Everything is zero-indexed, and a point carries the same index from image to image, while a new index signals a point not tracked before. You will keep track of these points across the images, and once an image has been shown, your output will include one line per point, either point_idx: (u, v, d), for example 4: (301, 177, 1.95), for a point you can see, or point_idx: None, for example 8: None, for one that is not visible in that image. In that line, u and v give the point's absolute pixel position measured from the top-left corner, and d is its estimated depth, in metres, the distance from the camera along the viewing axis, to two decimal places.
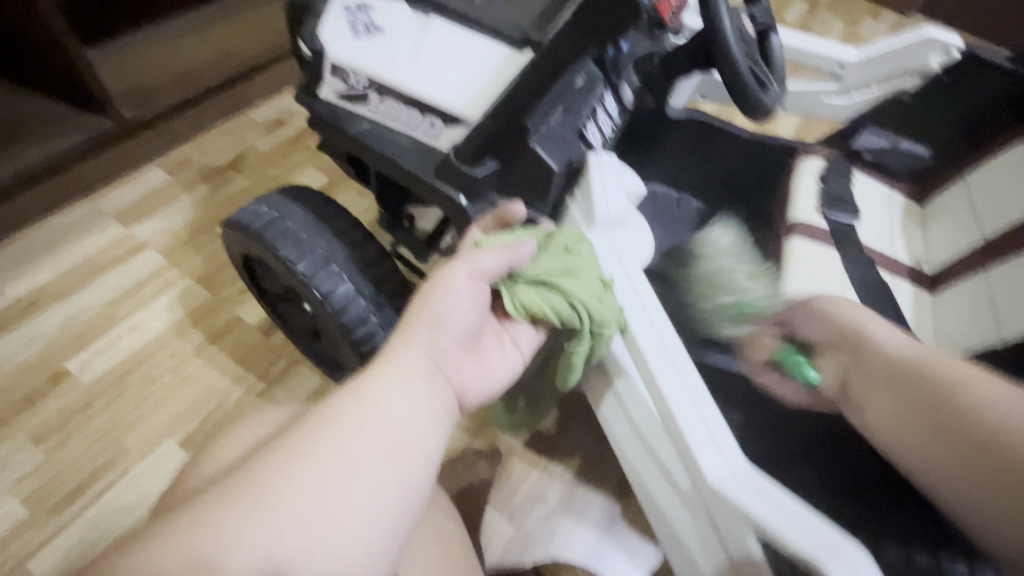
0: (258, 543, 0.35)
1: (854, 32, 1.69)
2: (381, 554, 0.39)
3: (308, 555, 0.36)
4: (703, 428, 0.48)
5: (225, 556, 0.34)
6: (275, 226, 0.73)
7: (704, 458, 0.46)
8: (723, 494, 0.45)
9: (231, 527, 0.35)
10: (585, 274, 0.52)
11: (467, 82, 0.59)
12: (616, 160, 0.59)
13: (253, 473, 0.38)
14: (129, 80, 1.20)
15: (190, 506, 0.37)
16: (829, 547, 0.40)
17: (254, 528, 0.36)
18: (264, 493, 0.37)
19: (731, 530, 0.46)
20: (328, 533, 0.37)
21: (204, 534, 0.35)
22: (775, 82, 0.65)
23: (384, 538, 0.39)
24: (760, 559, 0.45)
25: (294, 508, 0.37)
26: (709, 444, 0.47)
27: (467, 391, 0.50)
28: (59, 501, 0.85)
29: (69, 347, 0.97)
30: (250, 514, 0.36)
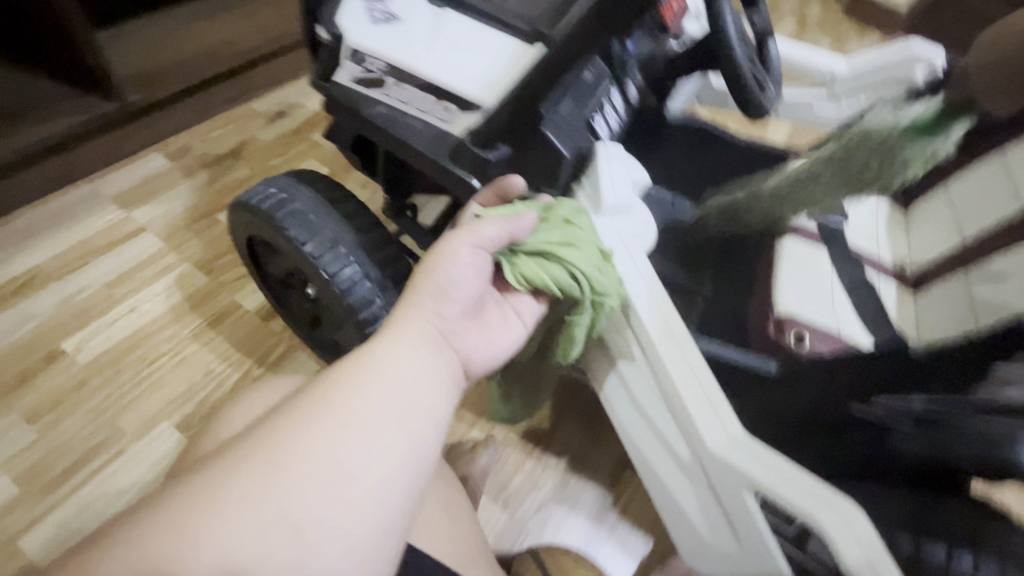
0: (282, 503, 0.36)
1: (841, 50, 1.76)
2: (400, 511, 0.40)
3: (325, 513, 0.37)
4: (707, 405, 0.52)
5: (245, 515, 0.35)
6: (283, 207, 0.74)
7: (708, 432, 0.51)
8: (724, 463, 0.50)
9: (253, 489, 0.36)
10: (583, 243, 0.54)
11: (482, 70, 0.61)
12: (624, 151, 0.62)
13: (265, 436, 0.39)
14: (135, 65, 1.21)
15: (209, 468, 0.38)
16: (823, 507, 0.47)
17: (277, 488, 0.36)
18: (279, 456, 0.37)
19: (732, 494, 0.52)
20: (343, 493, 0.37)
21: (223, 495, 0.36)
22: (771, 84, 0.68)
23: (402, 496, 0.40)
24: (757, 517, 0.52)
25: (309, 470, 0.37)
26: (712, 419, 0.52)
27: (472, 359, 0.51)
28: (52, 480, 0.84)
29: (66, 326, 0.97)
30: (268, 476, 0.37)
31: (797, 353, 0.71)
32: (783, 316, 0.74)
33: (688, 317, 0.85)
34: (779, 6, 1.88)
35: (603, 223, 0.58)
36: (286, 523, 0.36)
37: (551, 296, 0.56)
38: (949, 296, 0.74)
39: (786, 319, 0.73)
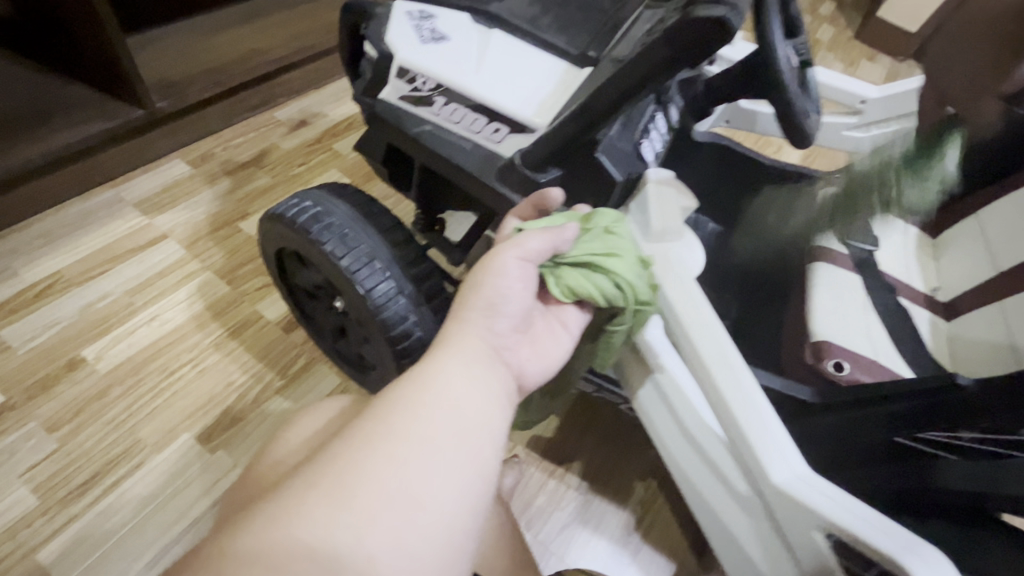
0: (353, 531, 0.34)
1: (853, 71, 1.78)
2: (468, 533, 0.38)
3: (398, 546, 0.34)
4: (768, 435, 0.51)
5: (316, 547, 0.33)
6: (319, 220, 0.74)
7: (773, 466, 0.50)
8: (791, 498, 0.49)
9: (321, 518, 0.33)
10: (626, 253, 0.54)
11: (532, 92, 0.61)
12: (671, 177, 0.63)
13: (329, 463, 0.36)
14: (161, 72, 1.20)
15: (271, 499, 0.35)
16: (902, 548, 0.45)
17: (347, 516, 0.34)
18: (347, 483, 0.35)
19: (797, 529, 0.51)
20: (415, 522, 0.35)
21: (292, 526, 0.33)
22: (814, 112, 0.68)
23: (470, 518, 0.38)
24: (825, 550, 0.50)
25: (379, 496, 0.35)
26: (775, 450, 0.51)
27: (525, 373, 0.51)
28: (72, 491, 0.82)
29: (86, 334, 0.96)
30: (337, 504, 0.34)
31: (836, 381, 0.70)
32: (822, 342, 0.72)
33: None
34: None
35: (649, 242, 0.58)
36: (359, 558, 0.33)
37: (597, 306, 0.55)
38: (985, 327, 0.74)
39: (824, 344, 0.72)
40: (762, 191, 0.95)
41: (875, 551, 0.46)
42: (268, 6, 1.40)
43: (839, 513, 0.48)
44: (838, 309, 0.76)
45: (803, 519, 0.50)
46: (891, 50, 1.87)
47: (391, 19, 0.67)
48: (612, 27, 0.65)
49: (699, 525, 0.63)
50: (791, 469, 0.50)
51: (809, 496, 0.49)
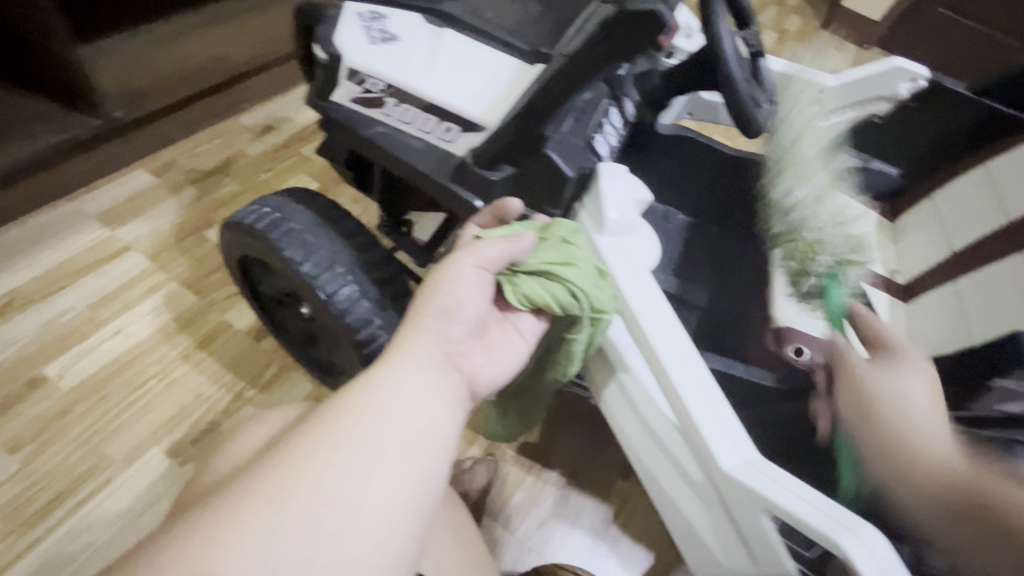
0: (289, 538, 0.33)
1: (820, 61, 1.80)
2: (410, 539, 0.37)
3: (334, 549, 0.34)
4: (716, 423, 0.52)
5: (249, 550, 0.32)
6: (278, 226, 0.73)
7: (722, 452, 0.51)
8: (740, 483, 0.50)
9: (258, 524, 0.33)
10: (581, 262, 0.55)
11: (483, 90, 0.61)
12: (626, 170, 0.62)
13: (272, 469, 0.36)
14: (119, 80, 1.18)
15: (211, 504, 0.35)
16: (844, 529, 0.46)
17: (285, 522, 0.34)
18: (286, 486, 0.35)
19: (745, 513, 0.52)
20: (353, 524, 0.35)
21: (227, 529, 0.33)
22: (766, 103, 0.69)
23: (413, 524, 0.38)
24: (770, 533, 0.51)
25: (317, 499, 0.35)
26: (724, 438, 0.52)
27: (478, 379, 0.50)
28: (36, 512, 0.81)
29: (49, 351, 0.94)
30: (275, 507, 0.34)
31: (798, 366, 0.71)
32: (784, 329, 0.73)
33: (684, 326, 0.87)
34: (759, 15, 1.92)
35: (604, 242, 0.59)
36: (293, 561, 0.33)
37: (553, 314, 0.56)
38: (941, 307, 0.78)
39: (786, 331, 0.73)
40: (726, 178, 0.94)
41: (816, 532, 0.47)
42: (230, 10, 1.38)
43: (787, 497, 0.49)
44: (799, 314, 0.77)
45: (750, 503, 0.50)
46: (857, 39, 1.90)
47: (340, 20, 0.67)
48: (566, 22, 0.65)
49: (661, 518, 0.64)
50: (740, 456, 0.51)
51: (756, 481, 0.49)
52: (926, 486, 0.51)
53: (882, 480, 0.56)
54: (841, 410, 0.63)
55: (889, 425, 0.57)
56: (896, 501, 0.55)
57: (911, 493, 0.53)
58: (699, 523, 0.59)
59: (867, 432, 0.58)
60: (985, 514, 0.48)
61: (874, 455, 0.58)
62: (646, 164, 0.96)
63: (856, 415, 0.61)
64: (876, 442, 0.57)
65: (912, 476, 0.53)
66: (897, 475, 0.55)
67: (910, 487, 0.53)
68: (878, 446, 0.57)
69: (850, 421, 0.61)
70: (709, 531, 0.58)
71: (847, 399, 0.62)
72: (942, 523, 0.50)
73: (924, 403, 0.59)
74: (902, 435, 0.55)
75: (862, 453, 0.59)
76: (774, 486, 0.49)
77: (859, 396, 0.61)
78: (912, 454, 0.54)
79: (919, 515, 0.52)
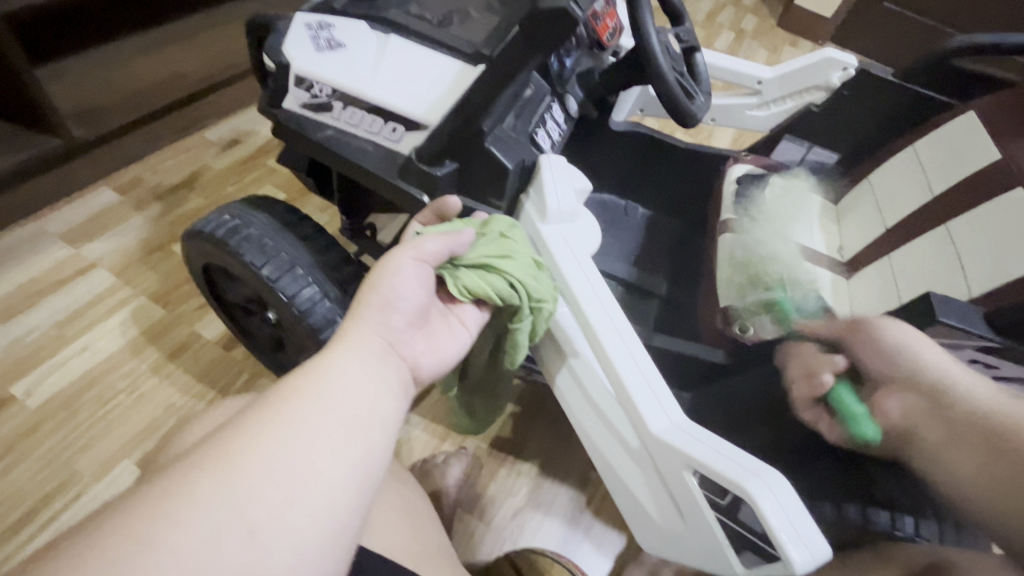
0: (231, 506, 0.35)
1: (776, 57, 1.87)
2: (350, 510, 0.39)
3: (275, 519, 0.36)
4: (647, 392, 0.55)
5: (193, 520, 0.34)
6: (237, 232, 0.75)
7: (651, 417, 0.54)
8: (669, 444, 0.53)
9: (202, 495, 0.35)
10: (520, 255, 0.58)
11: (426, 90, 0.64)
12: (566, 162, 0.66)
13: (218, 446, 0.38)
14: (79, 100, 1.19)
15: (159, 479, 0.36)
16: (760, 481, 0.50)
17: (228, 492, 0.35)
18: (229, 463, 0.37)
19: (676, 476, 0.54)
20: (294, 497, 0.37)
21: (172, 503, 0.34)
22: (700, 93, 0.73)
23: (353, 496, 0.39)
24: (697, 494, 0.54)
25: (260, 471, 0.37)
26: (654, 405, 0.55)
27: (420, 366, 0.52)
28: (7, 529, 0.81)
29: (15, 370, 0.93)
30: (220, 482, 0.36)
31: (741, 341, 0.74)
32: (727, 306, 0.77)
33: (643, 312, 0.91)
34: (717, 16, 1.98)
35: (546, 230, 0.63)
36: (235, 530, 0.34)
37: (493, 305, 0.59)
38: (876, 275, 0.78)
39: (730, 309, 0.77)
40: (677, 169, 0.98)
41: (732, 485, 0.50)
42: (191, 28, 1.40)
43: (712, 457, 0.52)
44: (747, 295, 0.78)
45: (678, 464, 0.53)
46: (812, 35, 1.97)
47: (289, 29, 0.69)
48: (506, 23, 0.68)
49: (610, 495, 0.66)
50: (669, 421, 0.54)
51: (684, 442, 0.52)
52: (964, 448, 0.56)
53: (917, 415, 0.59)
54: (869, 364, 0.62)
55: (927, 372, 0.58)
56: (923, 433, 0.59)
57: (945, 423, 0.57)
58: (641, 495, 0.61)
59: (894, 372, 0.60)
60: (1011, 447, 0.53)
61: (908, 395, 0.59)
62: (602, 159, 1.00)
63: (881, 364, 0.60)
64: (905, 381, 0.59)
65: (937, 408, 0.57)
66: (932, 412, 0.58)
67: (953, 429, 0.57)
68: (924, 389, 0.58)
69: (883, 374, 0.61)
70: (649, 501, 0.60)
71: (872, 354, 0.61)
72: (961, 447, 0.56)
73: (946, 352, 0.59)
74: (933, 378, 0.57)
75: (884, 389, 0.61)
76: (699, 446, 0.52)
77: (892, 343, 0.60)
78: (959, 400, 0.56)
79: (938, 435, 0.58)
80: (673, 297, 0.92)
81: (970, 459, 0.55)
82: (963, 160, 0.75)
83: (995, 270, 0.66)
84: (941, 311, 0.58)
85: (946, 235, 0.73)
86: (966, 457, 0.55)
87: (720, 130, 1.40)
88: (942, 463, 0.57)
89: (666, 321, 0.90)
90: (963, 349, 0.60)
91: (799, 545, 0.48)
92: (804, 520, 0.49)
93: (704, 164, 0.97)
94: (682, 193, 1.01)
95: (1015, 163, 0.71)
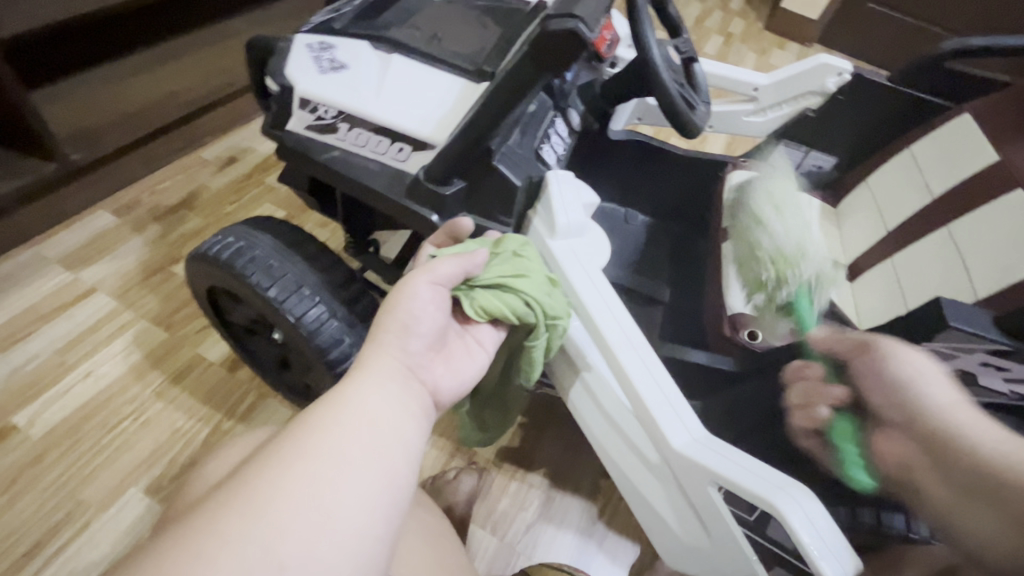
0: (261, 546, 0.35)
1: (766, 59, 1.89)
2: (378, 543, 0.39)
3: (304, 555, 0.35)
4: (667, 406, 0.55)
5: (221, 561, 0.33)
6: (243, 255, 0.74)
7: (674, 433, 0.54)
8: (691, 459, 0.53)
9: (230, 535, 0.34)
10: (533, 273, 0.59)
11: (432, 110, 0.64)
12: (574, 177, 0.67)
13: (243, 484, 0.37)
14: (74, 123, 1.18)
15: (184, 519, 0.36)
16: (786, 495, 0.50)
17: (256, 532, 0.35)
18: (254, 501, 0.36)
19: (699, 491, 0.54)
20: (322, 532, 0.36)
21: (201, 543, 0.34)
22: (701, 104, 0.74)
23: (382, 528, 0.39)
24: (722, 508, 0.54)
25: (287, 508, 0.36)
26: (674, 419, 0.55)
27: (440, 389, 0.52)
28: (14, 563, 0.79)
29: (17, 399, 0.92)
30: (246, 518, 0.35)
31: (751, 348, 0.74)
32: (736, 314, 0.77)
33: (649, 321, 0.91)
34: (705, 21, 2.00)
35: (558, 246, 0.64)
36: (263, 569, 0.34)
37: (509, 324, 0.59)
38: (881, 278, 0.79)
39: (738, 317, 0.76)
40: (678, 177, 0.99)
41: (758, 499, 0.50)
42: (184, 48, 1.40)
43: (735, 471, 0.52)
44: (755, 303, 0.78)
45: (702, 478, 0.53)
46: (799, 37, 2.00)
47: (291, 51, 0.69)
48: (507, 40, 0.68)
49: (631, 509, 0.66)
50: (690, 436, 0.55)
51: (708, 457, 0.53)
52: (975, 495, 0.44)
53: (914, 465, 0.50)
54: (873, 400, 0.54)
55: (920, 409, 0.49)
56: (919, 481, 0.50)
57: (939, 469, 0.47)
58: (663, 510, 0.61)
59: (901, 415, 0.51)
60: (996, 483, 0.43)
61: (906, 437, 0.50)
62: (602, 169, 1.00)
63: (887, 400, 0.52)
64: (906, 425, 0.50)
65: (936, 456, 0.47)
66: (931, 460, 0.48)
67: (946, 471, 0.46)
68: (911, 431, 0.49)
69: (882, 408, 0.53)
70: (671, 515, 0.60)
71: (873, 382, 0.54)
72: (973, 500, 0.44)
73: (942, 385, 0.51)
74: (927, 409, 0.49)
75: (889, 430, 0.53)
76: (721, 460, 0.52)
77: (886, 372, 0.53)
78: (955, 439, 0.46)
79: (933, 483, 0.48)
80: (678, 305, 0.93)
81: (974, 506, 0.44)
82: (963, 161, 0.76)
83: (998, 270, 0.67)
84: (952, 316, 0.57)
85: (947, 237, 0.74)
86: (971, 504, 0.44)
87: (714, 135, 1.41)
88: (939, 504, 0.47)
89: (673, 329, 0.90)
90: (972, 352, 0.57)
91: (830, 560, 0.48)
92: (834, 533, 0.49)
93: (704, 172, 0.98)
94: (683, 201, 1.02)
95: (1012, 165, 0.72)
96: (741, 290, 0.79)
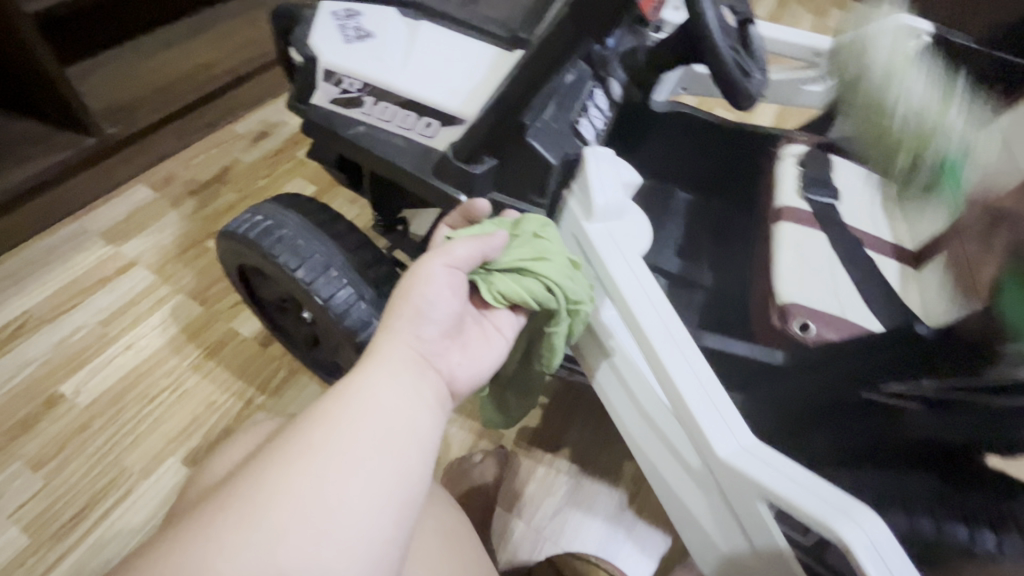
0: (264, 553, 0.33)
1: (823, 22, 1.73)
2: (390, 548, 0.37)
3: (309, 562, 0.34)
4: (709, 407, 0.52)
5: (221, 567, 0.32)
6: (270, 234, 0.73)
7: (716, 437, 0.51)
8: (734, 467, 0.49)
9: (233, 540, 0.33)
10: (555, 256, 0.55)
11: (461, 82, 0.60)
12: (612, 153, 0.62)
13: (246, 483, 0.36)
14: (112, 99, 1.20)
15: (190, 518, 0.35)
16: (844, 517, 0.46)
17: (258, 537, 0.33)
18: (258, 502, 0.35)
19: (743, 500, 0.51)
20: (329, 538, 0.34)
21: (203, 548, 0.33)
22: (757, 71, 0.67)
23: (394, 531, 0.37)
24: (766, 518, 0.50)
25: (293, 513, 0.35)
26: (718, 424, 0.51)
27: (456, 378, 0.50)
28: (63, 525, 0.83)
29: (63, 369, 0.96)
30: (248, 521, 0.34)
31: (803, 342, 0.67)
32: (787, 304, 0.70)
33: (690, 305, 0.86)
34: None
35: (594, 228, 0.60)
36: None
37: (529, 309, 0.56)
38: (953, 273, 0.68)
39: (789, 306, 0.69)
40: (724, 154, 0.92)
41: (811, 517, 0.46)
42: (217, 20, 1.39)
43: (781, 483, 0.48)
44: (810, 298, 0.70)
45: (747, 489, 0.50)
46: None
47: (316, 20, 0.66)
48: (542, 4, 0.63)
49: (661, 504, 0.63)
50: (733, 443, 0.51)
51: (752, 465, 0.49)
52: None
53: None
54: None
55: None
56: None
57: None
58: (698, 510, 0.58)
59: None
60: None
61: None
62: (641, 148, 0.95)
63: None
64: None
65: None
66: None
67: None
68: None
69: None
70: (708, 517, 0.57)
71: None
72: None
73: None
74: None
75: None
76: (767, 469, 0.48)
77: None
78: None
79: None
80: (720, 290, 0.87)
81: None
82: None
83: None
84: None
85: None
86: None
87: (764, 106, 1.31)
88: None
89: (713, 316, 0.85)
90: None
91: None
92: (897, 559, 0.45)
93: (752, 147, 0.91)
94: (726, 178, 0.95)
95: None
96: (793, 286, 0.71)
